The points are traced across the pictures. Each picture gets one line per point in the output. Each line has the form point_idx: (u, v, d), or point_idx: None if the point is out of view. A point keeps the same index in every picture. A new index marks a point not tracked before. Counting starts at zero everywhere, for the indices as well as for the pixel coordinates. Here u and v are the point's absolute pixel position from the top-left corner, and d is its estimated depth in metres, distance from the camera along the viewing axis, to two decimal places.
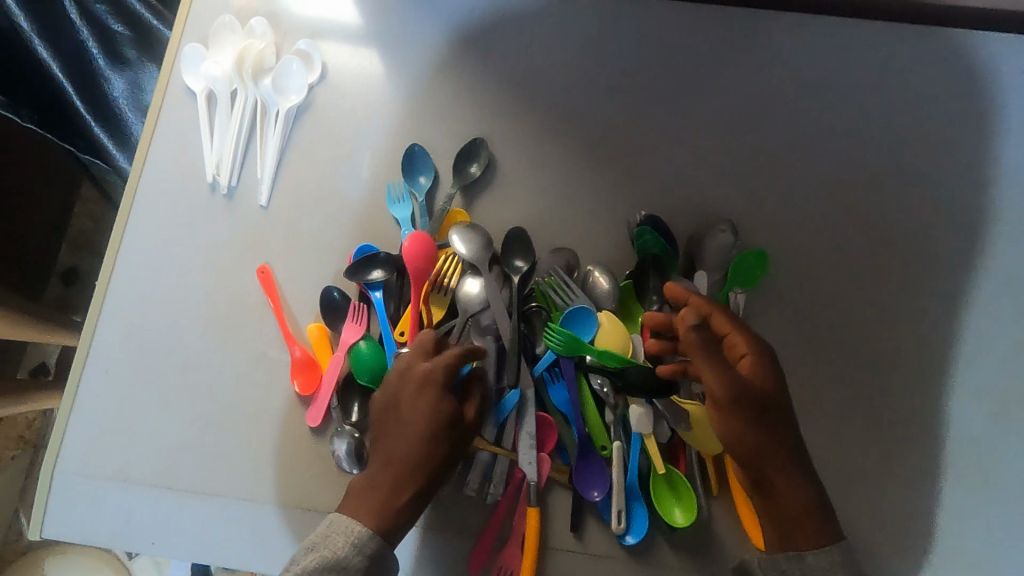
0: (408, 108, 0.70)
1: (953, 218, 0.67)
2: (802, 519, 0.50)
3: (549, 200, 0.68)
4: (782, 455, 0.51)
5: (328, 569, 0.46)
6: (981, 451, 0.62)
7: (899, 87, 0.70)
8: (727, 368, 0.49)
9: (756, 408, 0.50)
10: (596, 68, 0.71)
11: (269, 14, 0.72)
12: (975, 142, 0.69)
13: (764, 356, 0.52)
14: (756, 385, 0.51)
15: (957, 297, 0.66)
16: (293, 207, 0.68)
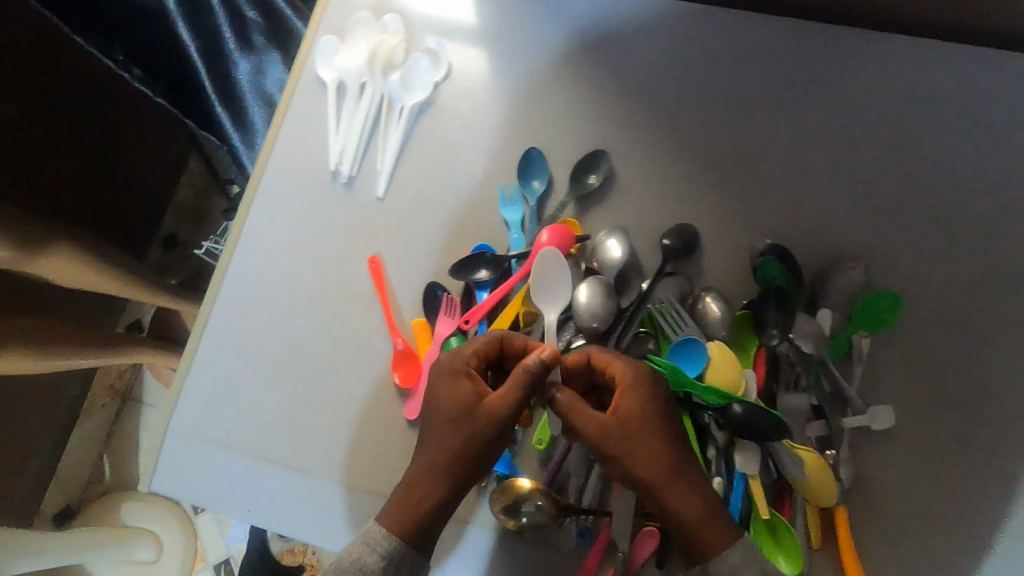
0: (530, 115, 0.70)
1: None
2: (704, 527, 0.50)
3: (669, 220, 0.66)
4: (668, 481, 0.51)
5: (347, 570, 0.50)
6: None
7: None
8: (587, 419, 0.52)
9: (625, 446, 0.51)
10: (734, 88, 0.68)
11: (403, 11, 0.73)
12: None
13: (631, 382, 0.52)
14: (625, 417, 0.52)
15: None
16: (407, 202, 0.69)
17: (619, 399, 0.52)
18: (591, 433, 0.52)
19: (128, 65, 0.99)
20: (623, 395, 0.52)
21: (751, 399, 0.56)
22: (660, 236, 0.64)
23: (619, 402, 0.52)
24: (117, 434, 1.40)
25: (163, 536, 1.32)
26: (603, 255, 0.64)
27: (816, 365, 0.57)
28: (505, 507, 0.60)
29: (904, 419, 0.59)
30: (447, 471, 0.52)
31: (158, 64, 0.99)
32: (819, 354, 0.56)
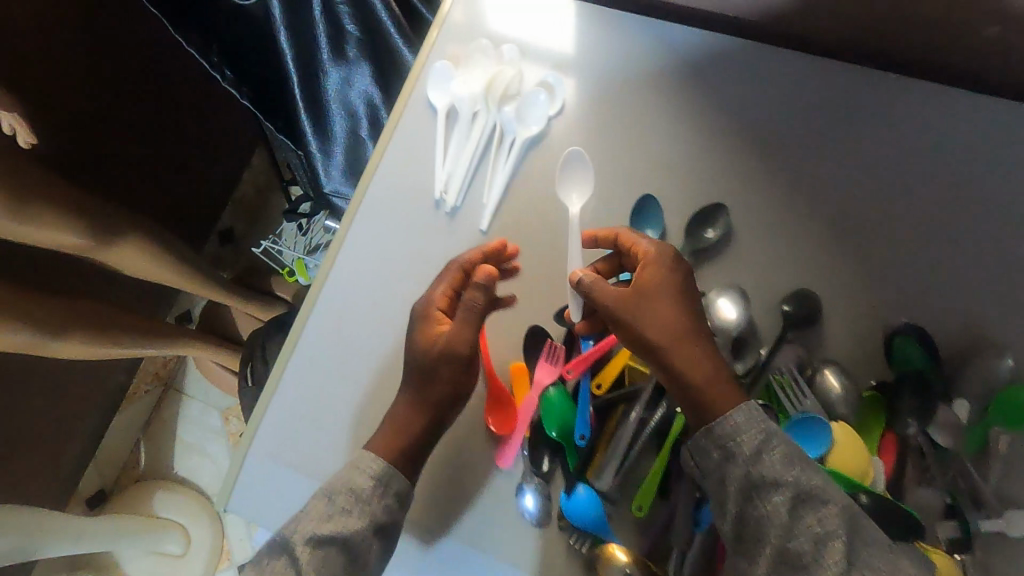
0: (645, 159, 0.67)
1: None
2: (711, 394, 0.51)
3: (790, 284, 0.62)
4: (679, 340, 0.53)
5: (340, 492, 0.51)
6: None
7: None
8: (603, 284, 0.54)
9: (643, 308, 0.53)
10: (873, 149, 0.63)
11: (521, 42, 0.72)
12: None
13: (653, 254, 0.56)
14: (643, 284, 0.55)
15: None
16: (510, 238, 0.67)
17: (643, 271, 0.55)
18: (611, 302, 0.54)
19: (221, 67, 0.99)
20: (647, 263, 0.56)
21: (879, 490, 0.52)
22: (780, 301, 0.61)
23: (643, 274, 0.55)
24: (157, 420, 1.41)
25: (191, 531, 1.31)
26: (716, 315, 0.61)
27: (952, 459, 0.53)
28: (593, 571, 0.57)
29: None
30: (422, 378, 0.56)
31: (251, 68, 1.00)
32: (955, 448, 0.53)
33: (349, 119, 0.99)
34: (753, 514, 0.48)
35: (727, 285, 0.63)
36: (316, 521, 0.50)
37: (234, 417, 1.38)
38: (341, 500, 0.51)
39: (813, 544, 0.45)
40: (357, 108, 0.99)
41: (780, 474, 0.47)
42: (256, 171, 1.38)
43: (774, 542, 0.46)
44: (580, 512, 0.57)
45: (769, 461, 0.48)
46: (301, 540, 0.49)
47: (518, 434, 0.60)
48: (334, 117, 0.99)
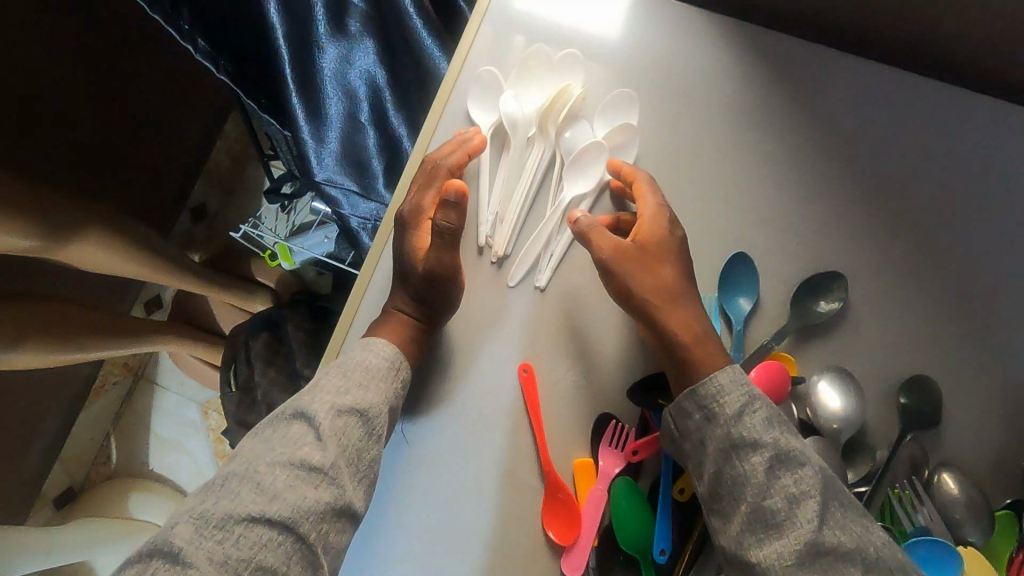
0: (737, 206, 0.56)
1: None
2: (707, 367, 0.47)
3: (904, 370, 0.53)
4: (666, 296, 0.50)
5: (351, 412, 0.48)
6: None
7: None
8: (596, 234, 0.51)
9: (634, 263, 0.50)
10: (993, 212, 0.56)
11: (587, 46, 0.57)
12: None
13: (653, 211, 0.52)
14: (641, 241, 0.51)
15: None
16: (574, 297, 0.56)
17: (642, 227, 0.52)
18: (605, 253, 0.50)
19: (193, 37, 0.78)
20: (647, 216, 0.52)
21: None
22: (898, 393, 0.53)
23: (640, 230, 0.52)
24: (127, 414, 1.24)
25: None
26: (822, 406, 0.51)
27: None
28: None
29: None
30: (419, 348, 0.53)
31: (232, 39, 0.80)
32: None
33: (348, 104, 0.80)
34: (730, 473, 0.44)
35: (836, 367, 0.53)
36: (333, 434, 0.47)
37: (213, 410, 1.22)
38: (353, 424, 0.47)
39: (786, 503, 0.42)
40: (359, 91, 0.81)
41: (759, 435, 0.43)
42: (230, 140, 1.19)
43: (749, 499, 0.43)
44: None
45: (750, 422, 0.44)
46: (304, 422, 0.47)
47: (586, 544, 0.51)
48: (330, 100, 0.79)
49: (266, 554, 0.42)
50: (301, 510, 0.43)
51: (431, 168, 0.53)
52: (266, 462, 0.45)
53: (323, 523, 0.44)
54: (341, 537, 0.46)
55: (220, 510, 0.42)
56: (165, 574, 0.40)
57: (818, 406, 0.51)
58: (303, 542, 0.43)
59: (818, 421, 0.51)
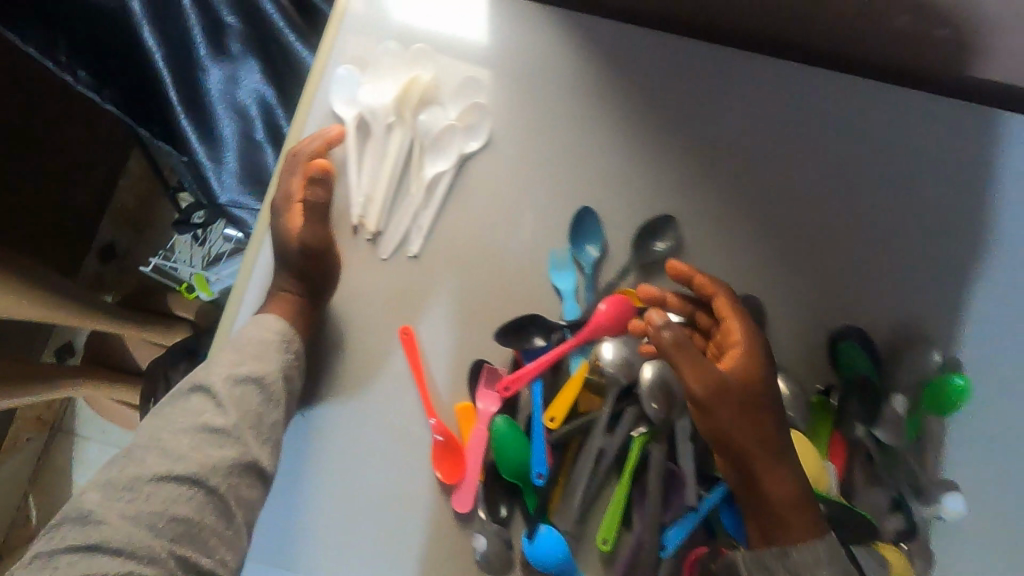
0: (580, 167, 0.63)
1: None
2: (789, 517, 0.50)
3: (735, 292, 0.61)
4: (761, 447, 0.51)
5: (244, 381, 0.52)
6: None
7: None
8: (702, 362, 0.50)
9: (739, 401, 0.51)
10: (796, 149, 0.64)
11: (433, 39, 0.64)
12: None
13: (750, 344, 0.53)
14: (736, 372, 0.52)
15: None
16: (444, 262, 0.61)
17: (729, 360, 0.53)
18: (694, 392, 0.51)
19: (73, 67, 0.81)
20: (734, 353, 0.53)
21: (834, 496, 0.53)
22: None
23: (731, 361, 0.53)
24: (43, 470, 1.18)
25: None
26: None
27: (897, 456, 0.55)
28: None
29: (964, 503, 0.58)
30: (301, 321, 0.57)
31: (112, 67, 0.82)
32: (899, 448, 0.55)
33: (240, 121, 0.83)
34: None
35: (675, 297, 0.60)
36: (230, 398, 0.51)
37: None
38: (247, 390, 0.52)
39: None
40: (250, 109, 0.83)
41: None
42: (136, 177, 1.18)
43: None
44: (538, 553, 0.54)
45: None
46: (203, 394, 0.52)
47: (471, 481, 0.55)
48: (221, 118, 0.82)
49: (178, 506, 0.46)
50: (208, 466, 0.48)
51: (294, 156, 0.59)
52: (169, 431, 0.49)
53: (232, 478, 0.49)
54: (252, 492, 0.50)
55: (128, 474, 0.47)
56: (76, 532, 0.44)
57: None
58: (213, 494, 0.48)
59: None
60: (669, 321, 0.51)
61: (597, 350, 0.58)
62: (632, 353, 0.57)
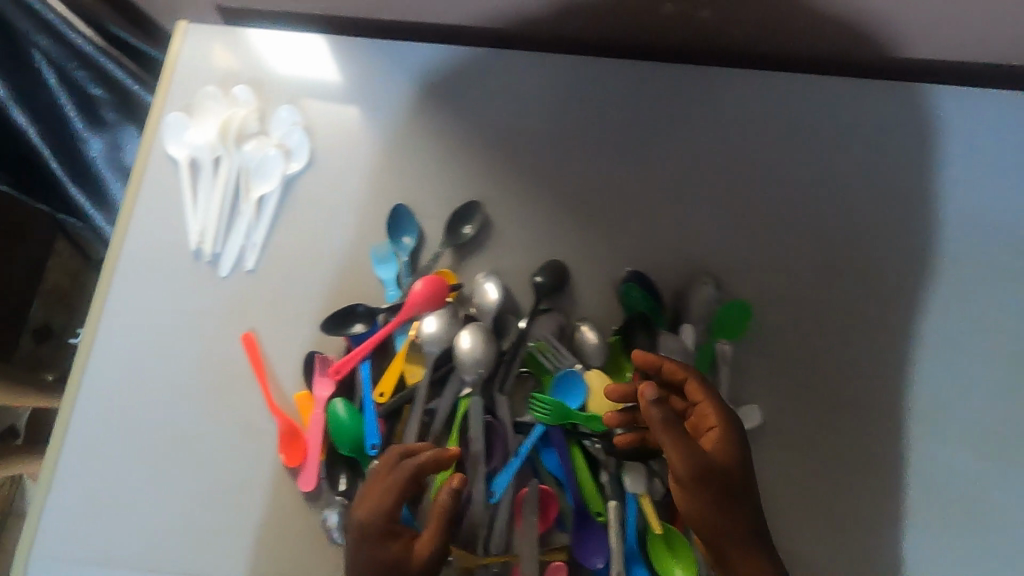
0: (395, 170, 0.71)
1: (960, 269, 0.68)
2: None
3: (541, 257, 0.68)
4: (741, 531, 0.53)
5: None
6: (1008, 513, 0.61)
7: (894, 142, 0.72)
8: (688, 447, 0.52)
9: (721, 484, 0.52)
10: (583, 127, 0.73)
11: (254, 81, 0.74)
12: (975, 195, 0.70)
13: (728, 426, 0.54)
14: (718, 453, 0.53)
15: (940, 340, 0.66)
16: (278, 270, 0.67)
17: (713, 442, 0.54)
18: (682, 474, 0.52)
19: None
20: (717, 434, 0.54)
21: None
22: (533, 273, 0.67)
23: (713, 442, 0.54)
24: None
25: None
26: (480, 298, 0.65)
27: None
28: None
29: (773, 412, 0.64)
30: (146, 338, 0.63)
31: None
32: (687, 370, 0.61)
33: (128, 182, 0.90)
34: None
35: (487, 271, 0.67)
36: None
37: None
38: None
39: None
40: None
41: None
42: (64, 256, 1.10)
43: None
44: None
45: None
46: None
47: (313, 458, 0.60)
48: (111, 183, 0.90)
49: None
50: None
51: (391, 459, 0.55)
52: None
53: None
54: None
55: None
56: None
57: (479, 300, 0.65)
58: None
59: (481, 312, 0.65)
60: (661, 399, 0.52)
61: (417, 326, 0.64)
62: (450, 324, 0.63)
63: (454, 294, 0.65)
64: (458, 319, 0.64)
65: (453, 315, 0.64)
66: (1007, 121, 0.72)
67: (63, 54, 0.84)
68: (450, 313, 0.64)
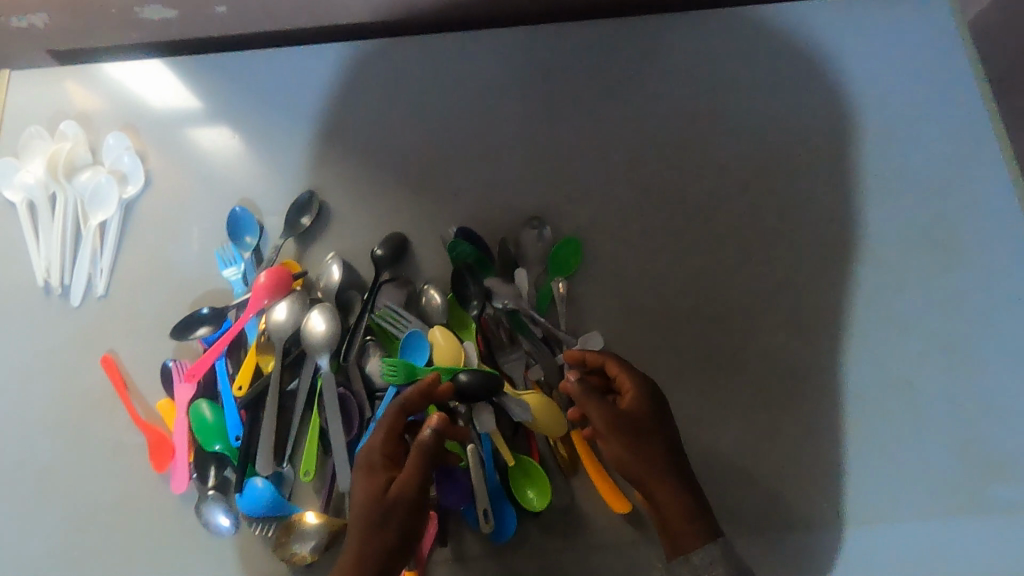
0: (230, 176, 0.74)
1: (760, 177, 0.74)
2: (680, 528, 0.55)
3: (379, 232, 0.71)
4: (656, 475, 0.57)
5: None
6: (832, 384, 0.68)
7: (686, 71, 0.78)
8: (603, 406, 0.58)
9: (632, 434, 0.57)
10: (403, 103, 0.76)
11: (82, 117, 0.76)
12: (770, 107, 0.77)
13: (643, 388, 0.59)
14: (634, 412, 0.58)
15: (749, 245, 0.72)
16: (128, 292, 0.70)
17: (628, 401, 0.59)
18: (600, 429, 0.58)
19: None
20: (631, 395, 0.59)
21: (473, 365, 0.62)
22: (373, 247, 0.70)
23: (628, 401, 0.59)
24: None
25: None
26: (326, 281, 0.69)
27: (521, 317, 0.64)
28: (287, 550, 0.60)
29: (612, 336, 0.69)
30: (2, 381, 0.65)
31: None
32: (522, 307, 0.64)
33: None
34: None
35: (330, 253, 0.70)
36: None
37: None
38: None
39: None
40: None
41: None
42: None
43: None
44: (247, 502, 0.61)
45: None
46: None
47: (181, 461, 0.62)
48: None
49: None
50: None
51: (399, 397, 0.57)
52: None
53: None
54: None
55: None
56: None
57: (327, 282, 0.68)
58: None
59: (327, 294, 0.68)
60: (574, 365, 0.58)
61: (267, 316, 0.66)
62: (297, 309, 0.66)
63: (300, 280, 0.68)
64: (306, 303, 0.66)
65: (301, 299, 0.66)
66: (791, 35, 0.78)
67: None
68: (297, 298, 0.66)
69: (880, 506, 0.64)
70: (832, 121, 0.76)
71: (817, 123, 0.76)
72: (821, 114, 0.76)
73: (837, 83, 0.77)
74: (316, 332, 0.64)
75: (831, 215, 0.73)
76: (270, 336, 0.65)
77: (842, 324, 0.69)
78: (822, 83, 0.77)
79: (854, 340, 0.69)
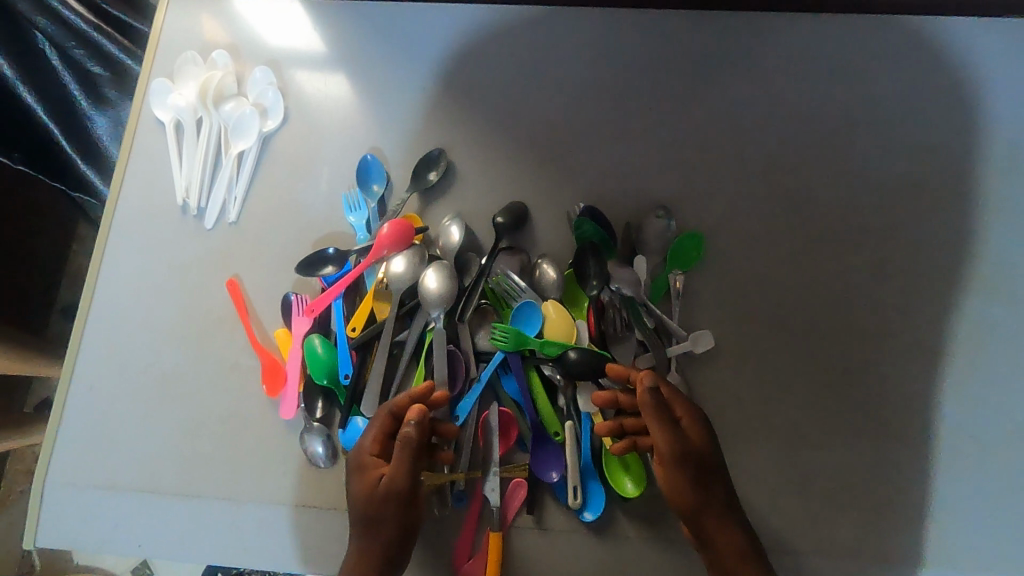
0: (362, 123, 0.75)
1: (900, 196, 0.71)
2: (737, 565, 0.55)
3: (501, 200, 0.72)
4: (713, 509, 0.56)
5: None
6: (951, 421, 0.65)
7: (838, 75, 0.74)
8: (673, 430, 0.55)
9: (696, 465, 0.56)
10: (540, 72, 0.76)
11: (231, 47, 0.79)
12: (924, 124, 0.72)
13: (699, 415, 0.58)
14: (694, 440, 0.56)
15: (880, 266, 0.69)
16: (258, 221, 0.73)
17: (688, 429, 0.57)
18: (665, 456, 0.55)
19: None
20: (689, 422, 0.57)
21: (584, 346, 0.63)
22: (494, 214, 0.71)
23: (691, 429, 0.57)
24: None
25: None
26: (444, 240, 0.70)
27: (637, 304, 0.64)
28: None
29: (722, 337, 0.68)
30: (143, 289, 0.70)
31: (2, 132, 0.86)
32: (638, 296, 0.64)
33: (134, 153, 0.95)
34: None
35: (451, 214, 0.72)
36: None
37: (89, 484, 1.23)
38: None
39: None
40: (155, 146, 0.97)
41: None
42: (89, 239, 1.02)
43: None
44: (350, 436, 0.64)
45: None
46: None
47: (292, 390, 0.65)
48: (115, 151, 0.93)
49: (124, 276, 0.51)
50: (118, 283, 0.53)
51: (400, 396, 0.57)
52: None
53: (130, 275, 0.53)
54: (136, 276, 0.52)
55: None
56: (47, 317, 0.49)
57: (445, 242, 0.70)
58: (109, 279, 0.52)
59: (445, 253, 0.69)
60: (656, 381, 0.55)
61: (386, 264, 0.67)
62: (416, 263, 0.67)
63: (420, 235, 0.69)
64: (424, 258, 0.68)
65: (420, 253, 0.68)
66: (960, 50, 0.73)
67: (62, 34, 0.86)
68: (417, 252, 0.68)
69: (983, 554, 0.62)
70: (992, 147, 0.71)
71: (974, 147, 0.71)
72: (981, 138, 0.71)
73: (1004, 107, 0.72)
74: (432, 288, 0.65)
75: (975, 245, 0.69)
76: (387, 285, 0.67)
77: (969, 362, 0.66)
78: (989, 105, 0.72)
79: (979, 381, 0.65)
